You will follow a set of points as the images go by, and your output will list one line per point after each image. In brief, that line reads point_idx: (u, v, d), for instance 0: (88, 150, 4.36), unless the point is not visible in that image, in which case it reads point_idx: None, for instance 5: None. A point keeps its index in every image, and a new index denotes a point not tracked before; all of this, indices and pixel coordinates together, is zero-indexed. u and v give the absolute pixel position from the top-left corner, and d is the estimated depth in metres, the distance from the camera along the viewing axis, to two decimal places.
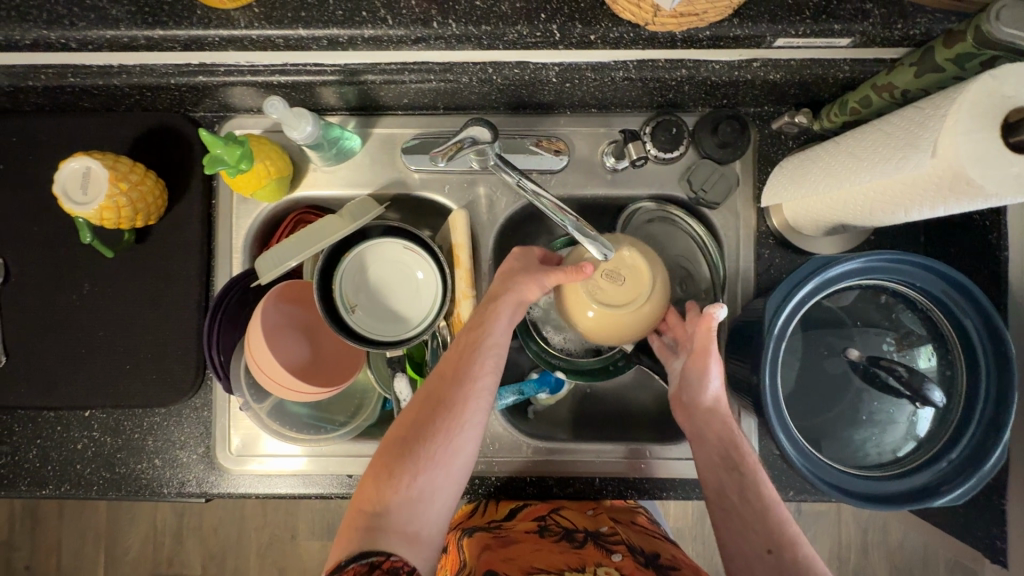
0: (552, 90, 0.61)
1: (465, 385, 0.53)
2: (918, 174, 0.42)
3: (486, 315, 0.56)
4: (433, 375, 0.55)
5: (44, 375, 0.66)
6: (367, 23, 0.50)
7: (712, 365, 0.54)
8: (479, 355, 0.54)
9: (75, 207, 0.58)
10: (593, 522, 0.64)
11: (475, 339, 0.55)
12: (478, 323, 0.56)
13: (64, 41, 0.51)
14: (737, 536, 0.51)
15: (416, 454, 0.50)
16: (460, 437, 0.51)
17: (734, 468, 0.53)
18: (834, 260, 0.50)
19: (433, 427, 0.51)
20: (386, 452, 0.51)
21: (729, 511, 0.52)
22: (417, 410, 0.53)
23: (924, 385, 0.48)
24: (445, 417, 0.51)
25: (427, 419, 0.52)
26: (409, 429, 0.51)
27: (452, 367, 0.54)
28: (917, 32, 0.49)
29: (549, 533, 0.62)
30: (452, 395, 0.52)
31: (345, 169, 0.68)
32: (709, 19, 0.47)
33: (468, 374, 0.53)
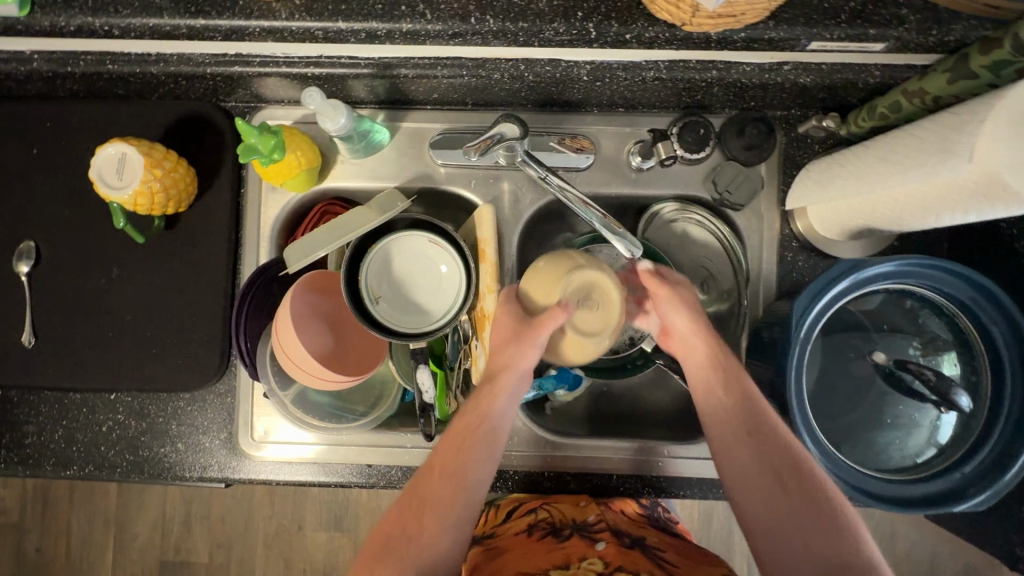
0: (582, 89, 0.62)
1: (452, 480, 0.54)
2: (952, 179, 0.42)
3: (480, 404, 0.57)
4: (425, 466, 0.56)
5: (71, 357, 0.67)
6: (406, 18, 0.51)
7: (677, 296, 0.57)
8: (469, 449, 0.55)
9: (110, 192, 0.59)
10: (582, 512, 0.67)
11: (465, 430, 0.56)
12: (470, 413, 0.57)
13: (107, 28, 0.52)
14: (744, 469, 0.51)
15: (400, 556, 0.51)
16: (445, 536, 0.52)
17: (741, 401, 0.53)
18: (867, 261, 0.50)
19: (417, 525, 0.52)
20: (374, 549, 0.52)
21: (737, 450, 0.51)
22: (406, 502, 0.54)
23: (950, 389, 0.48)
24: (430, 514, 0.52)
25: (412, 515, 0.53)
26: (394, 527, 0.53)
27: (441, 461, 0.55)
28: (952, 39, 0.49)
29: (538, 529, 0.65)
30: (438, 491, 0.53)
31: (372, 162, 0.69)
32: (745, 21, 0.47)
33: (456, 468, 0.54)
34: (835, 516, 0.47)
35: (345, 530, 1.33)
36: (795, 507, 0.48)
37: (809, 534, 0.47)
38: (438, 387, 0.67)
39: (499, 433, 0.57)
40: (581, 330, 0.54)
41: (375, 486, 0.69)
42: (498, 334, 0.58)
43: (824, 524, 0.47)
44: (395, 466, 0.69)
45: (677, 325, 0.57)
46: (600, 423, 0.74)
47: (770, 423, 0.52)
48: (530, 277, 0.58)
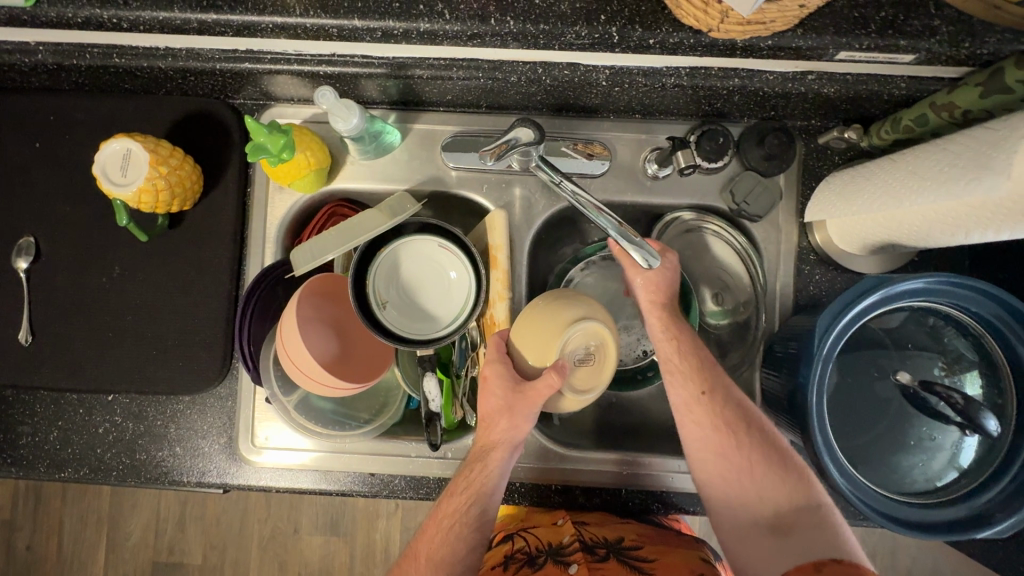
0: (599, 94, 0.60)
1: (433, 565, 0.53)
2: (988, 196, 0.41)
3: (467, 484, 0.55)
4: (416, 540, 0.57)
5: (69, 356, 0.66)
6: (424, 17, 0.49)
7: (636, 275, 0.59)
8: (449, 531, 0.54)
9: (113, 188, 0.57)
10: (557, 532, 0.65)
11: (448, 513, 0.55)
12: (457, 492, 0.55)
13: (116, 20, 0.51)
14: (694, 428, 0.56)
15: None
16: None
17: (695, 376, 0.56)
18: (898, 276, 0.48)
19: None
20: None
21: (694, 421, 0.56)
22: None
23: (979, 414, 0.46)
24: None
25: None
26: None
27: (426, 545, 0.55)
28: (984, 52, 0.48)
29: (515, 561, 0.64)
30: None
31: (383, 164, 0.67)
32: (775, 28, 0.46)
33: (438, 553, 0.54)
34: (783, 463, 0.54)
35: (341, 535, 1.31)
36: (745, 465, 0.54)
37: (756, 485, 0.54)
38: (444, 396, 0.65)
39: (486, 511, 0.55)
40: (573, 390, 0.55)
41: (378, 495, 0.68)
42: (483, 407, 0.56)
43: (771, 475, 0.53)
44: (399, 475, 0.67)
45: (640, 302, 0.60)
46: (608, 435, 0.72)
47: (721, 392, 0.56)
48: (522, 326, 0.55)
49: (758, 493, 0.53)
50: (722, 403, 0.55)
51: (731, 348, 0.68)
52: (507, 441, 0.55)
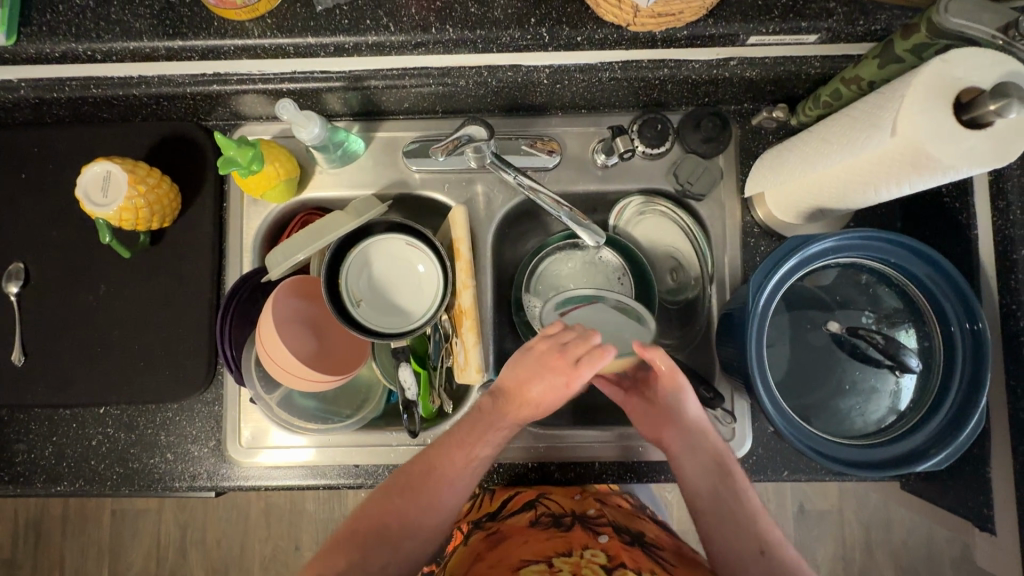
0: (544, 92, 0.65)
1: (440, 479, 0.56)
2: (880, 150, 0.45)
3: (481, 423, 0.57)
4: (423, 456, 0.58)
5: (61, 373, 0.69)
6: (371, 31, 0.54)
7: (683, 382, 0.58)
8: (460, 455, 0.57)
9: (96, 208, 0.61)
10: (581, 504, 0.67)
11: (463, 441, 0.57)
12: (472, 427, 0.57)
13: (91, 52, 0.55)
14: (709, 504, 0.58)
15: (382, 531, 0.54)
16: (420, 527, 0.55)
17: (725, 475, 0.58)
18: (811, 238, 0.53)
19: (399, 511, 0.55)
20: (359, 521, 0.55)
21: (721, 515, 0.57)
22: (401, 484, 0.56)
23: (900, 351, 0.51)
24: (416, 506, 0.55)
25: (400, 502, 0.55)
26: (377, 508, 0.55)
27: (435, 458, 0.57)
28: (878, 28, 0.53)
29: (540, 521, 0.65)
30: (428, 487, 0.56)
31: (349, 172, 0.71)
32: (686, 18, 0.51)
33: (447, 470, 0.56)
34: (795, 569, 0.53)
35: None
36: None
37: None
38: (421, 387, 0.69)
39: (488, 451, 0.58)
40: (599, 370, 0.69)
41: (362, 486, 0.70)
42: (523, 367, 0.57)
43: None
44: (382, 465, 0.70)
45: (683, 413, 0.60)
46: (581, 414, 0.75)
47: (750, 502, 0.57)
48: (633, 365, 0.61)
49: None
50: (736, 491, 0.58)
51: (690, 321, 0.72)
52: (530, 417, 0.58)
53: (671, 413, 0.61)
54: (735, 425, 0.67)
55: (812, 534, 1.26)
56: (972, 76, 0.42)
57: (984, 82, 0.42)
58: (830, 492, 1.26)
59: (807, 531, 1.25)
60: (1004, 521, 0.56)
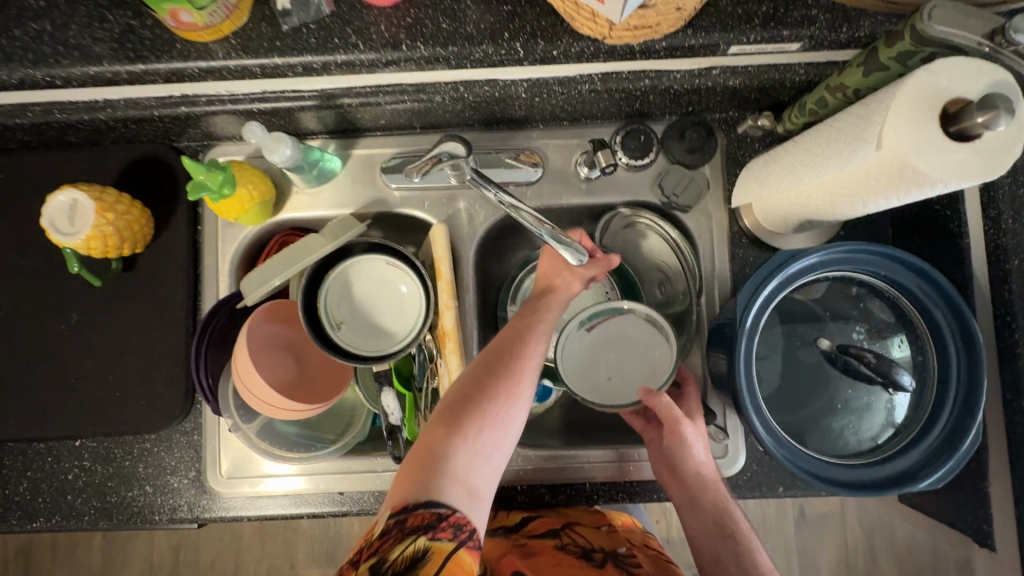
0: (523, 105, 0.63)
1: (521, 359, 0.53)
2: (866, 164, 0.44)
3: (538, 310, 0.57)
4: (490, 350, 0.54)
5: (34, 406, 0.67)
6: (340, 49, 0.53)
7: (690, 436, 0.58)
8: (535, 340, 0.55)
9: (63, 237, 0.59)
10: (610, 539, 0.64)
11: (532, 324, 0.56)
12: (531, 313, 0.57)
13: (50, 78, 0.53)
14: (714, 563, 0.55)
15: (480, 408, 0.50)
16: (515, 409, 0.52)
17: (729, 538, 0.56)
18: (795, 256, 0.52)
19: (491, 391, 0.51)
20: (450, 407, 0.51)
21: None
22: (483, 367, 0.53)
23: (893, 369, 0.50)
24: (506, 383, 0.52)
25: (488, 380, 0.52)
26: (467, 394, 0.51)
27: (509, 343, 0.54)
28: (862, 34, 0.52)
29: (568, 549, 0.62)
30: (515, 367, 0.53)
31: (327, 191, 0.70)
32: (663, 30, 0.50)
33: (526, 352, 0.54)
34: None
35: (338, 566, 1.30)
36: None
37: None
38: (405, 411, 0.67)
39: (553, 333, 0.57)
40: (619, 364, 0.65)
41: (349, 513, 0.68)
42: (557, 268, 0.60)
43: None
44: (367, 491, 0.68)
45: (691, 472, 0.58)
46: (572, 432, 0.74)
47: (756, 564, 0.55)
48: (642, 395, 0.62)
49: None
50: (742, 552, 0.55)
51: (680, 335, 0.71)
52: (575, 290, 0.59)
53: (679, 470, 0.58)
54: (727, 441, 0.65)
55: (813, 539, 1.24)
56: (957, 86, 0.40)
57: (970, 92, 0.40)
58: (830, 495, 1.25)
59: (807, 536, 1.24)
60: (1003, 537, 0.55)
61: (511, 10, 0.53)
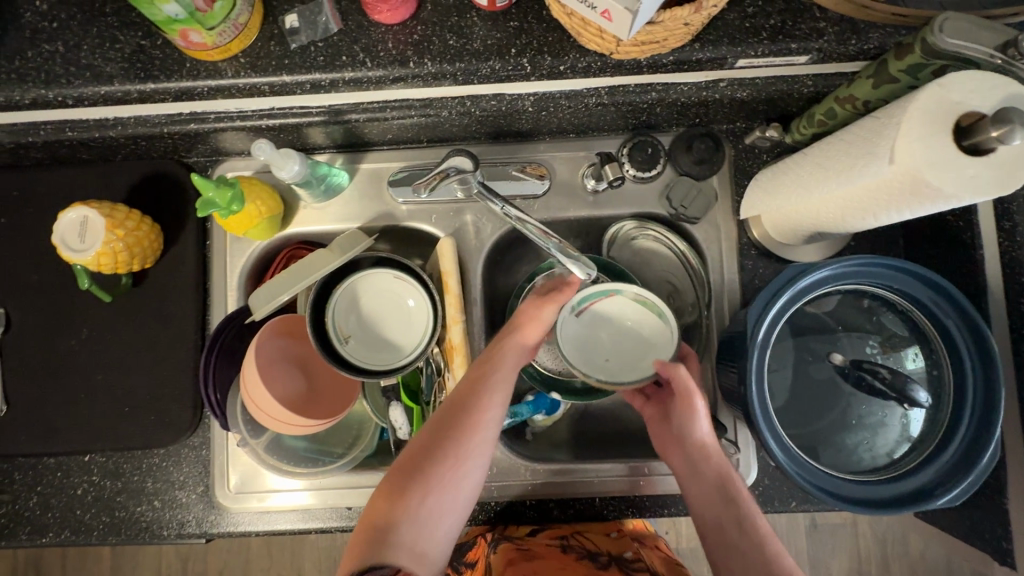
0: (530, 119, 0.63)
1: (474, 410, 0.53)
2: (879, 179, 0.44)
3: (496, 352, 0.57)
4: (444, 404, 0.55)
5: (44, 421, 0.67)
6: (348, 66, 0.53)
7: (697, 407, 0.55)
8: (490, 387, 0.55)
9: (73, 255, 0.60)
10: (619, 544, 0.64)
11: (489, 370, 0.56)
12: (490, 357, 0.57)
13: (61, 98, 0.54)
14: (716, 530, 0.53)
15: (429, 466, 0.51)
16: (469, 463, 0.52)
17: (731, 503, 0.53)
18: (808, 270, 0.51)
19: (443, 448, 0.52)
20: (403, 465, 0.51)
21: (727, 544, 0.52)
22: (436, 423, 0.53)
23: (907, 386, 0.49)
24: (456, 438, 0.52)
25: (441, 436, 0.52)
26: (420, 451, 0.52)
27: (464, 394, 0.55)
28: (871, 46, 0.52)
29: (573, 552, 0.63)
30: (467, 421, 0.53)
31: (334, 205, 0.70)
32: (671, 44, 0.49)
33: (481, 402, 0.54)
34: None
35: None
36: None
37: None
38: (413, 423, 0.68)
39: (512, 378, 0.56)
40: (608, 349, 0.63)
41: (357, 528, 0.68)
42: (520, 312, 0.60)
43: None
44: None
45: (690, 437, 0.56)
46: (580, 445, 0.73)
47: (759, 530, 0.51)
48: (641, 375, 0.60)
49: None
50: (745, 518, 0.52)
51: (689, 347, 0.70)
52: (535, 332, 0.59)
53: (679, 435, 0.57)
54: (739, 455, 0.64)
55: (826, 550, 1.22)
56: (971, 100, 0.40)
57: (985, 106, 0.40)
58: None
59: (820, 547, 1.22)
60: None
61: (518, 26, 0.53)
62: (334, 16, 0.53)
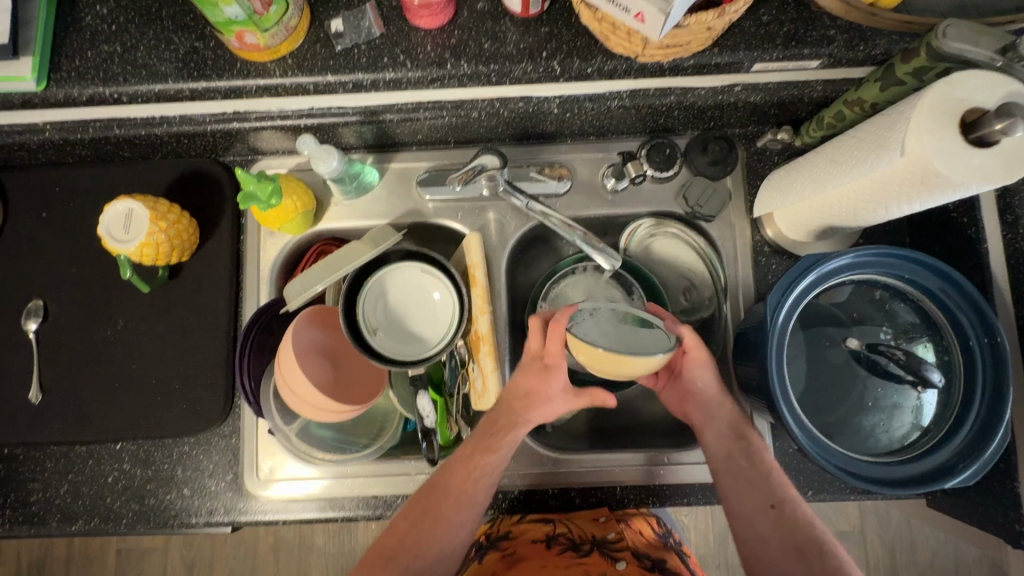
0: (554, 121, 0.66)
1: (466, 506, 0.57)
2: (891, 170, 0.47)
3: (496, 443, 0.59)
4: (433, 488, 0.59)
5: (78, 410, 0.69)
6: (389, 67, 0.57)
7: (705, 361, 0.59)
8: (481, 481, 0.58)
9: (118, 245, 0.62)
10: (602, 528, 0.67)
11: (484, 462, 0.59)
12: (490, 445, 0.59)
13: (117, 95, 0.57)
14: (723, 466, 0.57)
15: (406, 559, 0.55)
16: (445, 555, 0.57)
17: (740, 438, 0.58)
18: (827, 256, 0.55)
19: (429, 538, 0.56)
20: (384, 546, 0.57)
21: (736, 474, 0.56)
22: (419, 513, 0.57)
23: (922, 366, 0.51)
24: (436, 531, 0.56)
25: (426, 526, 0.57)
26: (404, 535, 0.57)
27: (458, 486, 0.58)
28: (878, 52, 0.56)
29: (556, 543, 0.64)
30: (453, 517, 0.57)
31: (364, 203, 0.73)
32: (693, 49, 0.53)
33: (470, 496, 0.58)
34: (812, 548, 0.50)
35: None
36: (785, 536, 0.52)
37: (789, 563, 0.50)
38: (438, 413, 0.69)
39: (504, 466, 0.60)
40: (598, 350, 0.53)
41: (382, 517, 0.69)
42: (538, 390, 0.60)
43: (794, 551, 0.51)
44: (400, 495, 0.69)
45: (698, 385, 0.60)
46: (599, 438, 0.75)
47: (767, 461, 0.56)
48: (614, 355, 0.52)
49: (784, 546, 0.51)
50: (755, 449, 0.57)
51: (706, 341, 0.72)
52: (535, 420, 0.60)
53: (689, 385, 0.61)
54: None
55: None
56: (975, 97, 0.43)
57: (988, 102, 0.43)
58: (850, 511, 1.24)
59: None
60: None
61: (548, 32, 0.57)
62: (377, 21, 0.57)
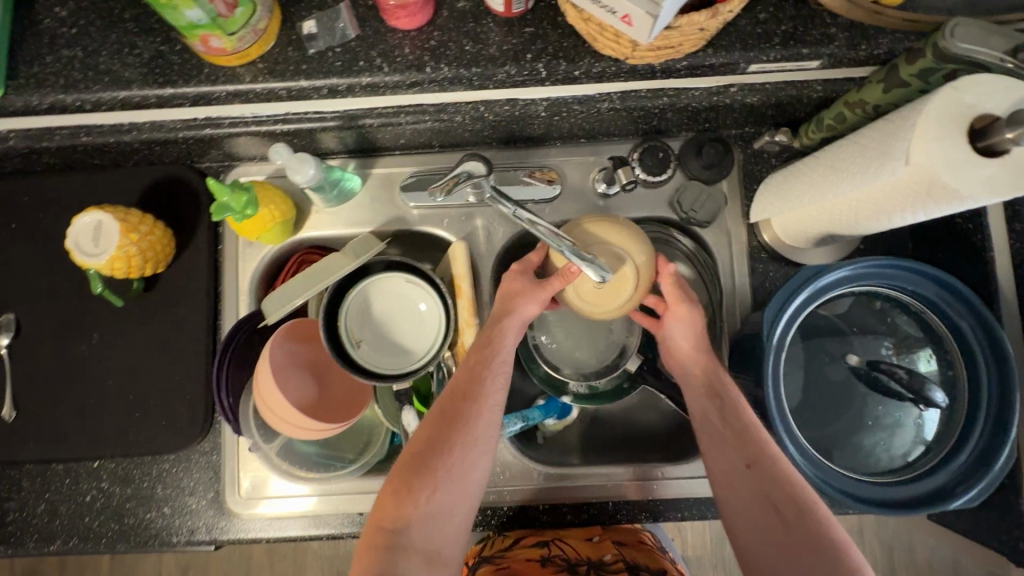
0: (542, 124, 0.63)
1: (480, 401, 0.53)
2: (893, 181, 0.44)
3: (494, 334, 0.56)
4: (448, 392, 0.55)
5: (53, 427, 0.67)
6: (365, 72, 0.54)
7: (684, 313, 0.56)
8: (491, 373, 0.55)
9: (86, 258, 0.59)
10: (596, 549, 0.66)
11: (490, 353, 0.56)
12: (489, 338, 0.57)
13: (80, 103, 0.55)
14: (702, 425, 0.53)
15: (436, 464, 0.51)
16: (473, 456, 0.52)
17: (714, 394, 0.53)
18: (824, 270, 0.52)
19: (450, 442, 0.52)
20: (409, 461, 0.52)
21: (711, 434, 0.52)
22: (437, 420, 0.53)
23: (925, 386, 0.50)
24: (461, 432, 0.52)
25: (447, 427, 0.52)
26: (426, 442, 0.52)
27: (466, 383, 0.54)
28: (881, 52, 0.53)
29: (551, 563, 0.64)
30: (471, 412, 0.53)
31: (346, 211, 0.70)
32: (685, 50, 0.50)
33: (482, 391, 0.54)
34: (789, 513, 0.46)
35: None
36: (760, 496, 0.48)
37: (767, 524, 0.47)
38: None
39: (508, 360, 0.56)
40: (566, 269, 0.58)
41: None
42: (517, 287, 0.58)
43: (769, 513, 0.47)
44: None
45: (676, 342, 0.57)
46: (591, 449, 0.73)
47: (744, 416, 0.51)
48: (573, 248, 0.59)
49: (760, 508, 0.47)
50: (730, 402, 0.53)
51: None
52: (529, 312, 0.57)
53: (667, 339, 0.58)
54: None
55: None
56: (984, 103, 0.41)
57: (998, 108, 0.41)
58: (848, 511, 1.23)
59: None
60: None
61: (533, 32, 0.54)
62: (352, 22, 0.54)
